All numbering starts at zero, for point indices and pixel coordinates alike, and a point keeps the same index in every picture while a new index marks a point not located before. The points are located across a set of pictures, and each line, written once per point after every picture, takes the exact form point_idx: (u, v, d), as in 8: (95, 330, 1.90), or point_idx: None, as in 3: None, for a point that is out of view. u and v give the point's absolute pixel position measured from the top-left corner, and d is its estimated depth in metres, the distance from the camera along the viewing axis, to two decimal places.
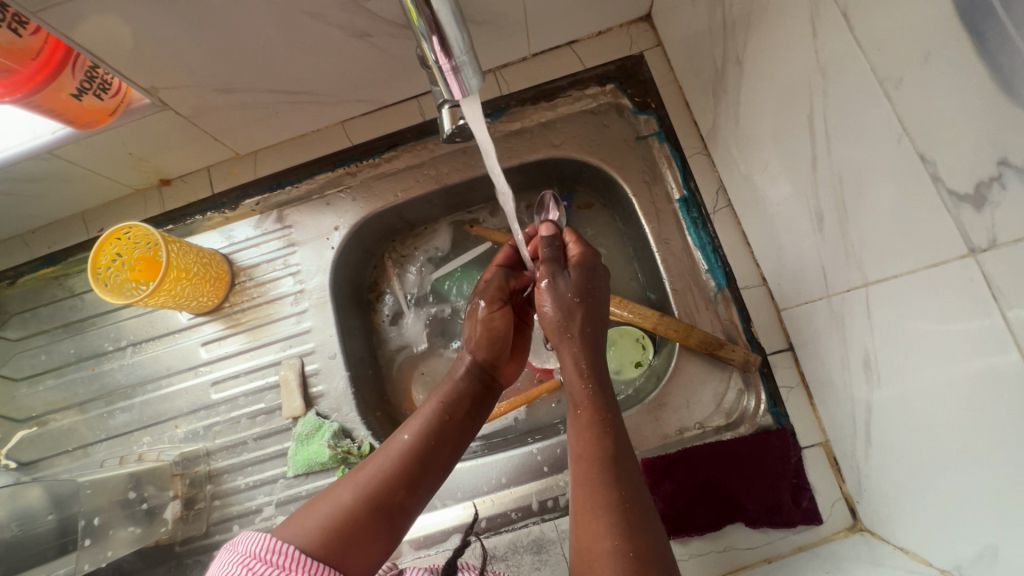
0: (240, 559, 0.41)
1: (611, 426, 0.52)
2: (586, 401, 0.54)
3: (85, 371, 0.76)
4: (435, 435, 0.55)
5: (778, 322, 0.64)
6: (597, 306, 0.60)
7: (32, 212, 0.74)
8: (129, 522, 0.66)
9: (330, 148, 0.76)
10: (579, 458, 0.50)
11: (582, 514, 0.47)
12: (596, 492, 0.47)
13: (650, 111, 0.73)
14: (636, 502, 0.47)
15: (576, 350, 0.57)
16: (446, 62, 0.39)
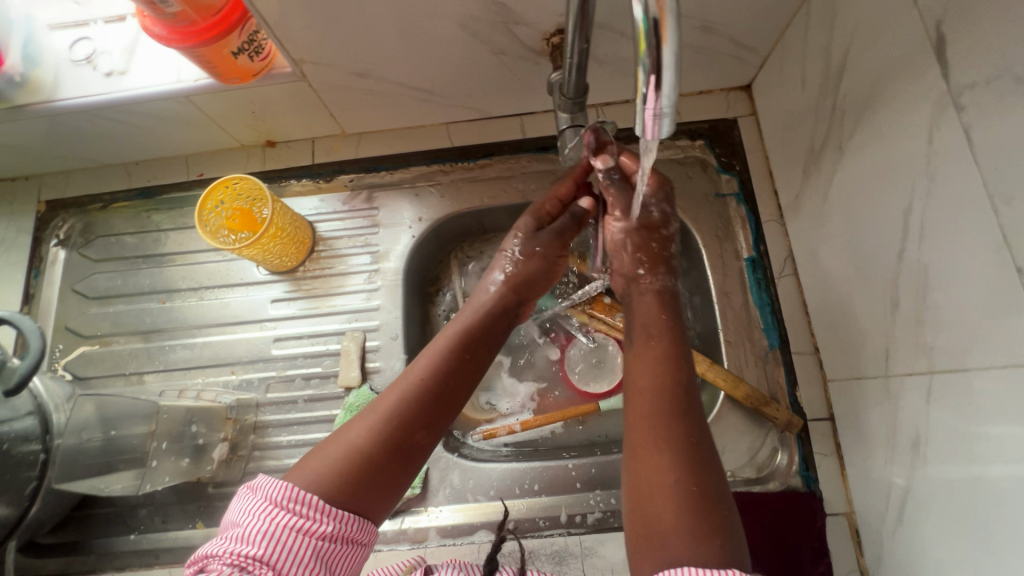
0: (260, 506, 0.45)
1: (680, 360, 0.55)
2: (657, 334, 0.58)
3: (155, 303, 0.79)
4: (448, 368, 0.57)
5: (824, 391, 0.67)
6: (659, 246, 0.65)
7: (145, 145, 0.79)
8: (177, 455, 0.69)
9: (431, 144, 0.81)
10: (643, 391, 0.53)
11: (644, 439, 0.49)
12: (663, 416, 0.50)
13: (733, 171, 0.78)
14: (701, 439, 0.49)
15: (648, 287, 0.63)
16: (653, 103, 0.32)
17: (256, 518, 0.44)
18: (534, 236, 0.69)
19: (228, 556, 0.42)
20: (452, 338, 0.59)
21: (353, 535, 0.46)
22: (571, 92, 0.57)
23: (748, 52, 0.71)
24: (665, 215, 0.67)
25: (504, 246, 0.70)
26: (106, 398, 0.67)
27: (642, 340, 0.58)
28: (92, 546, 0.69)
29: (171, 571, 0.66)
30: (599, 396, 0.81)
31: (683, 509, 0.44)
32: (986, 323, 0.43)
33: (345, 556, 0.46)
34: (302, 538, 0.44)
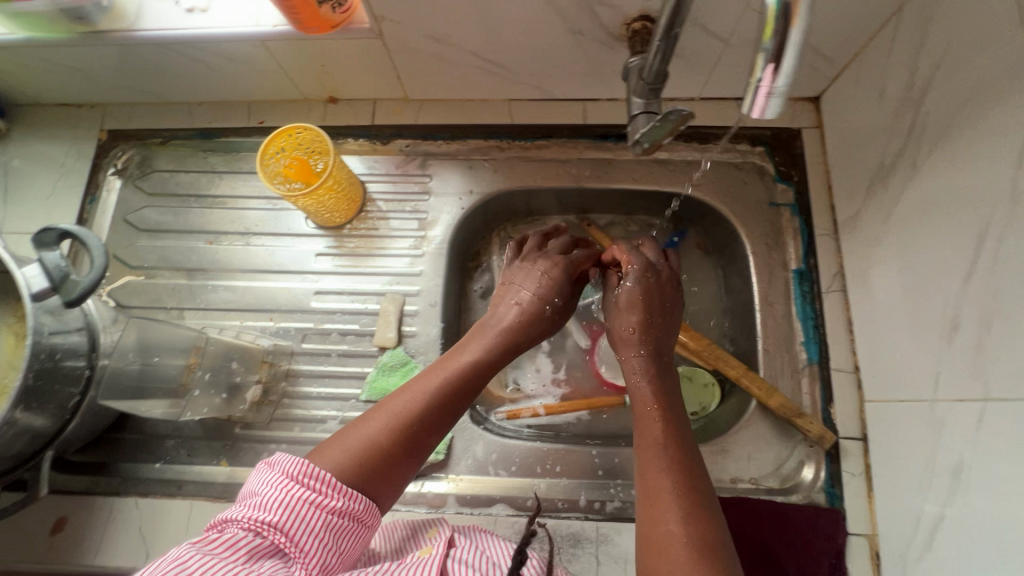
0: (276, 480, 0.47)
1: (687, 439, 0.55)
2: (660, 407, 0.57)
3: (202, 242, 0.80)
4: (463, 383, 0.57)
5: (859, 411, 0.67)
6: (656, 324, 0.64)
7: (212, 86, 0.80)
8: (215, 390, 0.70)
9: (491, 118, 0.81)
10: (653, 448, 0.53)
11: (652, 513, 0.49)
12: (670, 487, 0.50)
13: (791, 182, 0.77)
14: (707, 503, 0.49)
15: (643, 366, 0.61)
16: (768, 82, 0.32)
17: (272, 490, 0.47)
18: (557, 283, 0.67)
19: (243, 522, 0.45)
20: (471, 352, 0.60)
21: (360, 514, 0.48)
22: (649, 76, 0.57)
23: (824, 63, 0.70)
24: (658, 289, 0.66)
25: (519, 281, 0.68)
26: (149, 323, 0.66)
27: (640, 414, 0.57)
28: (118, 470, 0.70)
29: (192, 503, 0.67)
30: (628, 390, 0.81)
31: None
32: None
33: (353, 534, 0.48)
34: (311, 512, 0.46)
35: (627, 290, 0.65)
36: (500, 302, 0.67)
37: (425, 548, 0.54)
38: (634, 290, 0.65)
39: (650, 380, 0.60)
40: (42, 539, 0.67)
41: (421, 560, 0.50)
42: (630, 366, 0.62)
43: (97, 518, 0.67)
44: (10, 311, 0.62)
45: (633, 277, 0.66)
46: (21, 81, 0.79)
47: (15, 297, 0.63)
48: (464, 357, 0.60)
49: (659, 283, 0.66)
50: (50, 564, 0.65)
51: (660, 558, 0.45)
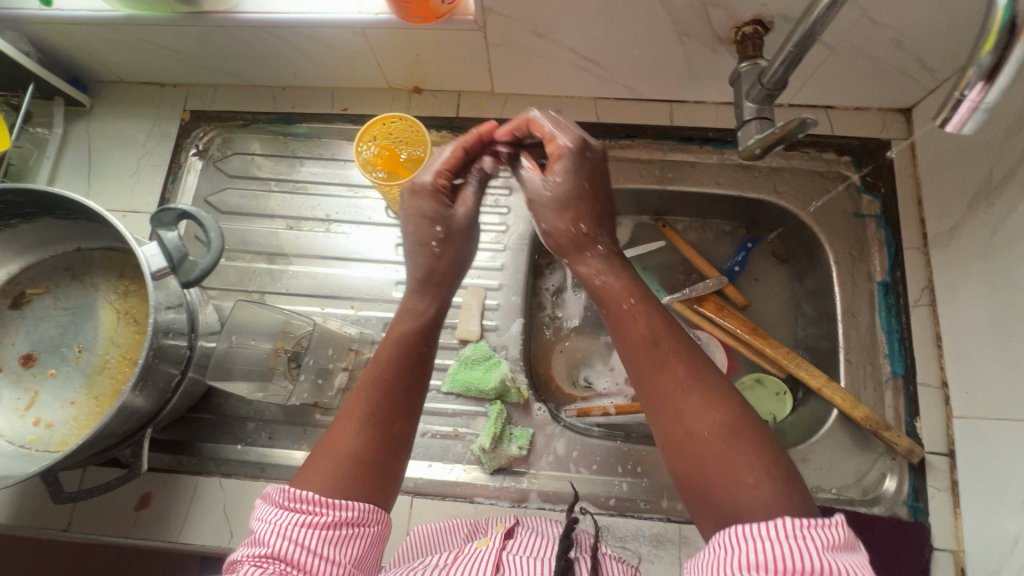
0: (272, 510, 0.47)
1: (674, 325, 0.50)
2: (634, 296, 0.51)
3: (282, 227, 0.80)
4: (410, 355, 0.53)
5: (946, 427, 0.67)
6: (603, 211, 0.56)
7: (300, 70, 0.80)
8: (309, 377, 0.70)
9: (576, 116, 0.80)
10: (650, 350, 0.48)
11: (669, 416, 0.45)
12: (681, 378, 0.46)
13: (877, 193, 0.77)
14: (715, 386, 0.45)
15: (605, 264, 0.54)
16: (975, 97, 0.34)
17: (271, 522, 0.46)
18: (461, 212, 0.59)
19: (247, 559, 0.44)
20: (409, 327, 0.55)
21: (360, 518, 0.47)
22: (770, 82, 0.56)
23: (926, 75, 0.70)
24: (592, 172, 0.57)
25: (429, 222, 0.58)
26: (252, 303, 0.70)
27: (616, 318, 0.51)
28: (199, 449, 0.71)
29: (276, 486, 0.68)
30: None
31: (744, 461, 0.41)
32: None
33: (361, 541, 0.47)
34: (309, 530, 0.45)
35: (559, 185, 0.56)
36: (416, 259, 0.58)
37: (483, 539, 0.56)
38: (573, 180, 0.56)
39: (619, 276, 0.53)
40: (127, 514, 0.67)
41: (479, 552, 0.52)
42: (587, 266, 0.55)
43: (181, 496, 0.68)
44: (111, 288, 0.63)
45: (563, 162, 0.56)
46: (110, 57, 0.79)
47: (117, 273, 0.63)
48: (397, 332, 0.55)
49: (594, 161, 0.57)
50: (137, 538, 0.66)
51: (698, 451, 0.43)
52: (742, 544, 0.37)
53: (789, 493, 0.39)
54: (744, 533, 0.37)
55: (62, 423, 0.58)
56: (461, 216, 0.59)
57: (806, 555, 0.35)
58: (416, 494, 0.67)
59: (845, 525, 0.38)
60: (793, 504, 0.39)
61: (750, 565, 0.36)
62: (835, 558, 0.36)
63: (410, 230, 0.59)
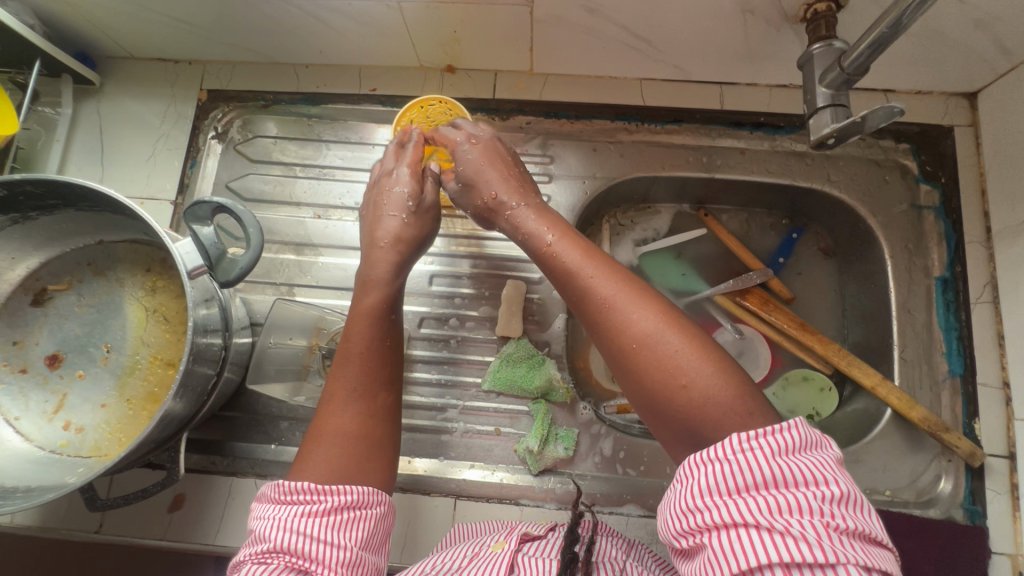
0: (268, 506, 0.44)
1: (594, 252, 0.48)
2: (557, 233, 0.50)
3: (309, 215, 0.76)
4: (379, 326, 0.52)
5: (1006, 429, 0.65)
6: (513, 176, 0.57)
7: (326, 47, 0.74)
8: None
9: (620, 98, 0.76)
10: (579, 278, 0.46)
11: (611, 332, 0.43)
12: (617, 292, 0.44)
13: (937, 183, 0.73)
14: (647, 297, 0.44)
15: (528, 213, 0.53)
16: None
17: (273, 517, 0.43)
18: (415, 201, 0.57)
19: (248, 557, 0.41)
20: (377, 296, 0.52)
21: (359, 500, 0.45)
22: (851, 68, 0.52)
23: (1002, 57, 0.65)
24: (497, 149, 0.59)
25: (381, 213, 0.56)
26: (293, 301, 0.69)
27: (543, 253, 0.50)
28: (232, 449, 0.68)
29: None
30: None
31: (690, 359, 0.41)
32: None
33: (366, 523, 0.45)
34: (309, 520, 0.42)
35: (466, 167, 0.57)
36: (380, 232, 0.55)
37: (499, 539, 0.55)
38: (473, 162, 0.57)
39: (539, 217, 0.52)
40: (161, 516, 0.65)
41: (495, 555, 0.51)
42: (513, 220, 0.54)
43: (217, 497, 0.66)
44: (138, 283, 0.60)
45: (460, 151, 0.58)
46: (120, 31, 0.74)
47: (143, 268, 0.60)
48: (367, 303, 0.52)
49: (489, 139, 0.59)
50: (173, 541, 0.64)
51: (647, 359, 0.41)
52: (698, 470, 0.37)
53: (728, 383, 0.40)
54: (700, 459, 0.37)
55: (93, 427, 0.56)
56: (430, 198, 0.58)
57: (756, 466, 0.35)
58: (460, 496, 0.65)
59: (800, 426, 0.37)
60: (733, 388, 0.40)
61: (707, 490, 0.36)
62: (789, 463, 0.35)
63: (378, 210, 0.56)
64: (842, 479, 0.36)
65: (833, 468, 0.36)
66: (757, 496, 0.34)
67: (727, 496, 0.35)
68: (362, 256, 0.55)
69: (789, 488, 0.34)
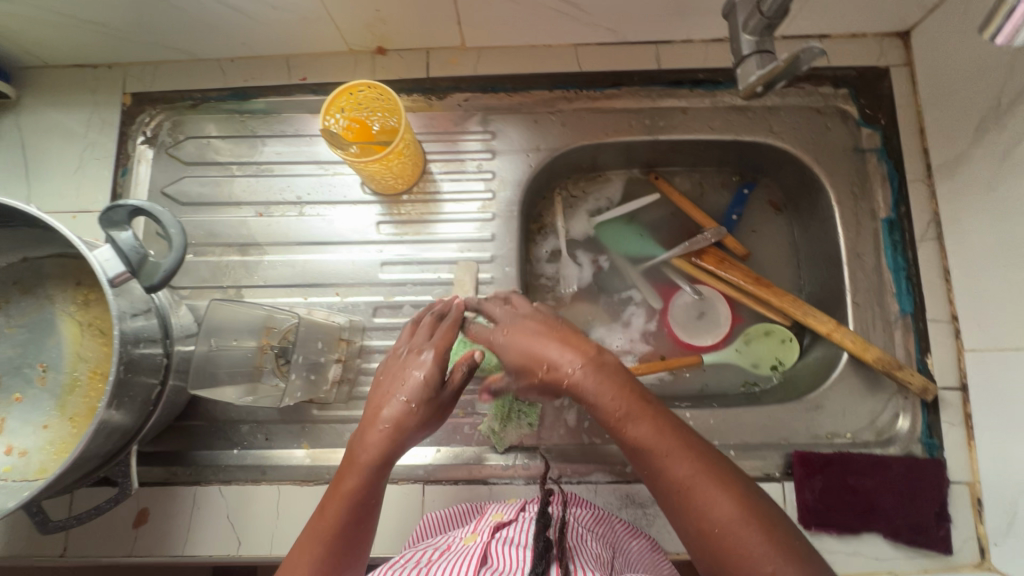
0: None
1: (676, 424, 0.48)
2: (626, 401, 0.48)
3: (251, 214, 0.74)
4: (360, 500, 0.50)
5: (957, 361, 0.66)
6: (574, 339, 0.53)
7: (247, 38, 0.72)
8: (300, 373, 0.64)
9: (556, 66, 0.74)
10: (657, 453, 0.46)
11: (687, 508, 0.44)
12: (692, 470, 0.44)
13: (876, 126, 0.73)
14: (730, 480, 0.44)
15: (592, 378, 0.50)
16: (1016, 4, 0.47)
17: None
18: (432, 386, 0.55)
19: None
20: (360, 472, 0.51)
21: None
22: (770, 11, 0.51)
23: None
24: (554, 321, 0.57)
25: (395, 388, 0.55)
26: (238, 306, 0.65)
27: (613, 420, 0.48)
28: (193, 458, 0.67)
29: (280, 489, 0.65)
30: (702, 349, 0.81)
31: (765, 548, 0.41)
32: None
33: None
34: None
35: (511, 339, 0.56)
36: (383, 412, 0.54)
37: (471, 531, 0.54)
38: (522, 336, 0.56)
39: (606, 386, 0.49)
40: (126, 532, 0.64)
41: (467, 548, 0.50)
42: (571, 386, 0.51)
43: (181, 507, 0.65)
44: (69, 298, 0.58)
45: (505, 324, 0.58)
46: (28, 39, 0.70)
47: (73, 282, 0.58)
48: (352, 481, 0.51)
49: (525, 317, 0.58)
50: (140, 556, 0.63)
51: (726, 549, 0.42)
52: None
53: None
54: None
55: (36, 449, 0.54)
56: (450, 392, 0.57)
57: None
58: (427, 482, 0.65)
59: None
60: None
61: None
62: None
63: (393, 387, 0.56)
64: None
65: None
66: None
67: None
68: (358, 427, 0.54)
69: None
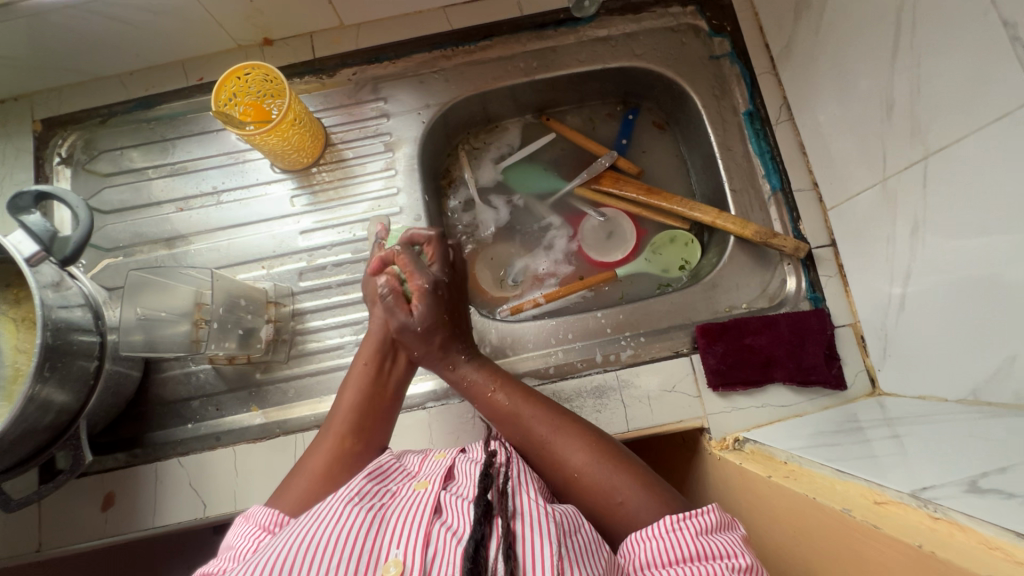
0: (253, 532, 0.51)
1: (532, 395, 0.61)
2: (498, 384, 0.61)
3: (172, 210, 0.79)
4: (364, 387, 0.63)
5: (824, 221, 0.73)
6: (460, 331, 0.63)
7: (140, 49, 0.77)
8: (228, 339, 0.69)
9: (430, 29, 0.81)
10: (520, 422, 0.59)
11: (556, 468, 0.56)
12: (549, 431, 0.58)
13: (725, 34, 0.82)
14: (576, 428, 0.58)
15: (472, 365, 0.63)
16: None
17: (246, 541, 0.50)
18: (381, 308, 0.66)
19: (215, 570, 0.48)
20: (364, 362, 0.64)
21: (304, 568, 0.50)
22: None
23: None
24: (453, 301, 0.64)
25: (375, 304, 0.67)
26: (174, 276, 0.70)
27: (486, 399, 0.61)
28: (152, 439, 0.71)
29: (235, 449, 0.69)
30: (615, 264, 0.87)
31: (619, 478, 0.53)
32: (983, 83, 0.48)
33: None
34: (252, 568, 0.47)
35: (417, 319, 0.61)
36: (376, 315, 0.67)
37: (421, 477, 0.55)
38: (428, 309, 0.61)
39: (483, 366, 0.63)
40: (96, 516, 0.67)
41: (418, 495, 0.51)
42: (458, 374, 0.63)
43: (145, 483, 0.68)
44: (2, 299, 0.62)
45: (421, 299, 0.61)
46: None
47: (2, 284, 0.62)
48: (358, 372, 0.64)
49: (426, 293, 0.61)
50: (113, 534, 0.66)
51: (588, 484, 0.54)
52: (638, 547, 0.47)
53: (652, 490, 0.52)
54: (643, 537, 0.47)
55: None
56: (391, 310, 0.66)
57: (684, 542, 0.45)
58: None
59: (717, 509, 0.48)
60: (656, 495, 0.52)
61: (649, 563, 0.46)
62: (709, 540, 0.45)
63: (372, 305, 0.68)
64: (748, 553, 0.45)
65: (747, 548, 0.46)
66: (688, 566, 0.44)
67: (665, 566, 0.45)
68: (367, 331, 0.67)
69: (707, 559, 0.44)
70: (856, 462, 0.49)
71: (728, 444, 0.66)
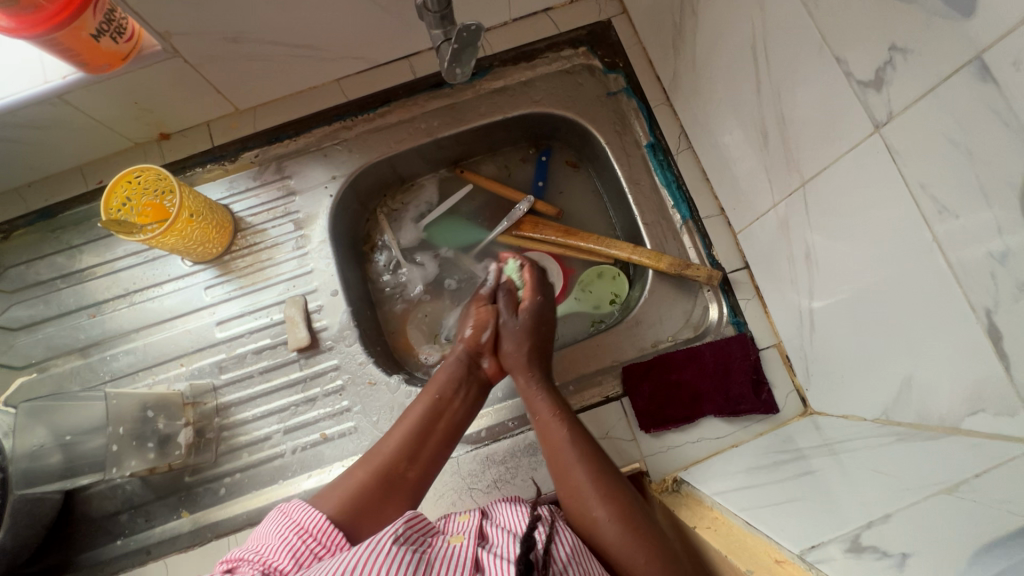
0: (293, 527, 0.52)
1: (591, 442, 0.61)
2: (565, 418, 0.63)
3: (84, 317, 0.78)
4: (430, 409, 0.64)
5: (736, 244, 0.73)
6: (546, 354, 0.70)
7: (32, 163, 0.76)
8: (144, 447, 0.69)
9: (326, 103, 0.82)
10: (568, 469, 0.59)
11: (588, 525, 0.56)
12: (589, 490, 0.57)
13: (618, 70, 0.83)
14: (629, 499, 0.56)
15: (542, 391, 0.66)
16: None
17: (286, 536, 0.51)
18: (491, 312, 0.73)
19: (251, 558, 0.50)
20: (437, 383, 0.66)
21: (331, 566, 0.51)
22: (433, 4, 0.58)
23: None
24: (546, 324, 0.72)
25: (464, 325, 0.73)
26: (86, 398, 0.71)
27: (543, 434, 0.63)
28: (80, 562, 0.69)
29: (167, 561, 0.66)
30: None
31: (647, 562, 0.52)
32: (834, 114, 0.49)
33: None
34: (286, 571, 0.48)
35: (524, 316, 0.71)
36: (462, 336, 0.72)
37: (454, 534, 0.55)
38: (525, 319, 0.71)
39: (548, 396, 0.65)
40: None
41: (454, 548, 0.51)
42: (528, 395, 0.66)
43: None
44: None
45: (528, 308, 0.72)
46: None
47: None
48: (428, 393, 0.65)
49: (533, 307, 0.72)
50: None
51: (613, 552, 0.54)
52: None
53: None
54: None
55: None
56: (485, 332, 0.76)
57: None
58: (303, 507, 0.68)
59: None
60: None
61: None
62: None
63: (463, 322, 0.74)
64: None
65: None
66: None
67: None
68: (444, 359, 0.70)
69: None
70: (771, 508, 0.48)
71: (666, 487, 0.64)
